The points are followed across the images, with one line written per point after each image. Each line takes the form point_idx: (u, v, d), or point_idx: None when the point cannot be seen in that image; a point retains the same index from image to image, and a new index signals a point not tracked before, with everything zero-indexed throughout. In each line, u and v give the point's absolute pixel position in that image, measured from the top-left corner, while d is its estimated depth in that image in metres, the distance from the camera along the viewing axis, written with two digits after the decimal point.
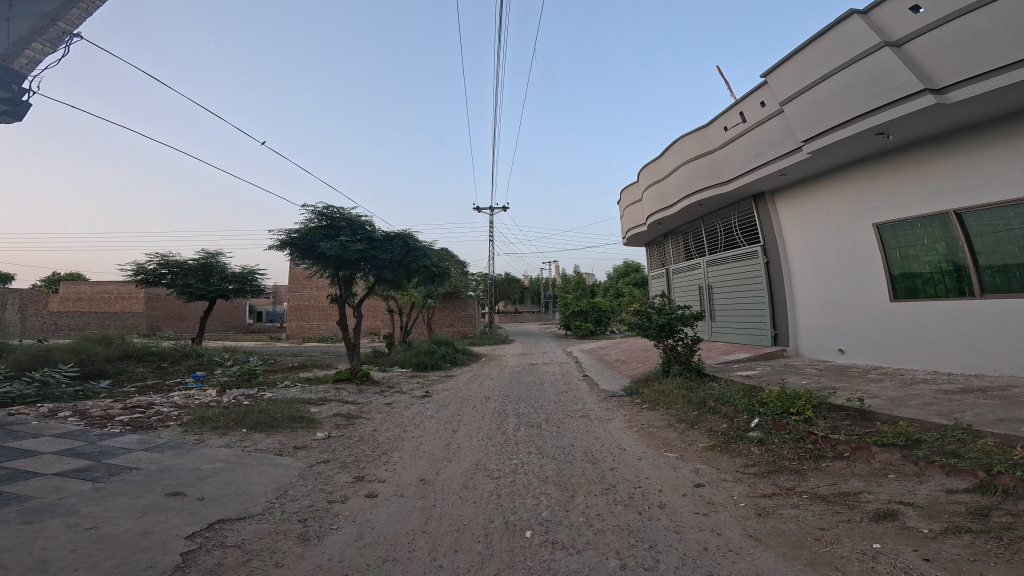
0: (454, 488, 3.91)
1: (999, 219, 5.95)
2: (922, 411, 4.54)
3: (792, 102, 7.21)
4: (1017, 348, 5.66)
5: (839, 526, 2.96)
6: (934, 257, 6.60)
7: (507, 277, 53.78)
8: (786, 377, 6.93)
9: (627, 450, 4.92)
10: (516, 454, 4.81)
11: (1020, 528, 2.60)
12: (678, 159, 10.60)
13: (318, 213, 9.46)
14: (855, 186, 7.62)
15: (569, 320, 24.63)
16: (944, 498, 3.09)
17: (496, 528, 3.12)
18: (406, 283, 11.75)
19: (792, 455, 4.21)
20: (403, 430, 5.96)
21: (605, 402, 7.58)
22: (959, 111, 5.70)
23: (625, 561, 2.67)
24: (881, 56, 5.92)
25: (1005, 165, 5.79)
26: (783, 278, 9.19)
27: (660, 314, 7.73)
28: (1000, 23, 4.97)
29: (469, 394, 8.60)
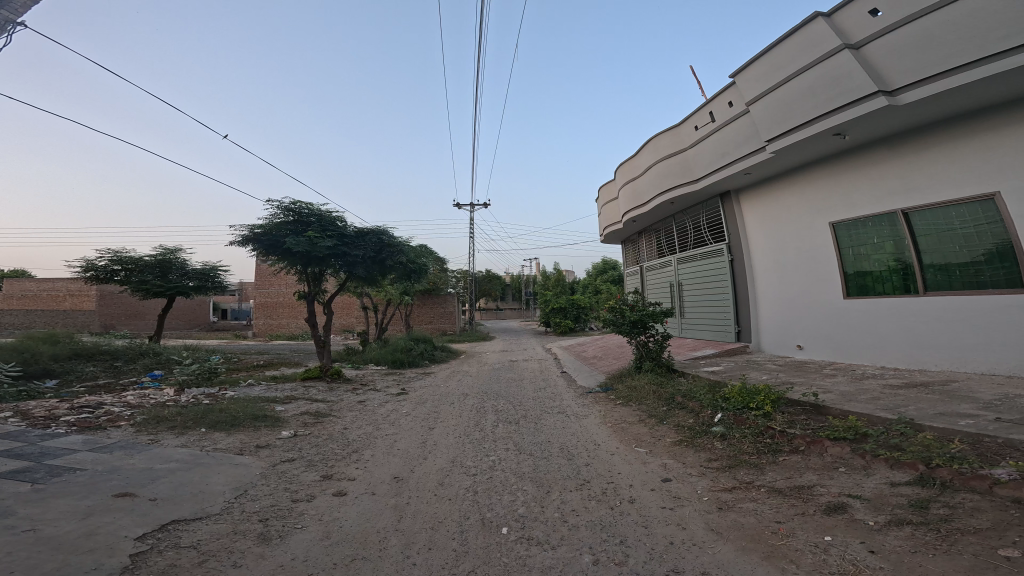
0: (430, 485, 3.90)
1: (941, 220, 6.29)
2: (870, 405, 4.78)
3: (759, 102, 7.42)
4: (955, 343, 6.01)
5: (794, 519, 3.08)
6: (884, 255, 6.92)
7: (486, 274, 53.78)
8: (747, 372, 7.17)
9: (601, 446, 5.00)
10: (494, 451, 4.82)
11: (959, 519, 2.75)
12: (652, 158, 10.78)
13: (285, 208, 9.23)
14: (814, 187, 7.90)
15: (549, 317, 24.80)
16: (888, 490, 3.26)
17: (472, 525, 3.13)
18: (382, 280, 11.60)
19: (752, 449, 4.36)
20: (376, 428, 5.90)
21: (582, 398, 7.67)
22: (908, 113, 5.99)
23: (597, 556, 2.72)
24: (841, 57, 6.15)
25: (949, 167, 6.10)
26: (746, 275, 9.47)
27: (632, 311, 7.86)
28: (950, 26, 5.21)
29: (448, 391, 8.58)
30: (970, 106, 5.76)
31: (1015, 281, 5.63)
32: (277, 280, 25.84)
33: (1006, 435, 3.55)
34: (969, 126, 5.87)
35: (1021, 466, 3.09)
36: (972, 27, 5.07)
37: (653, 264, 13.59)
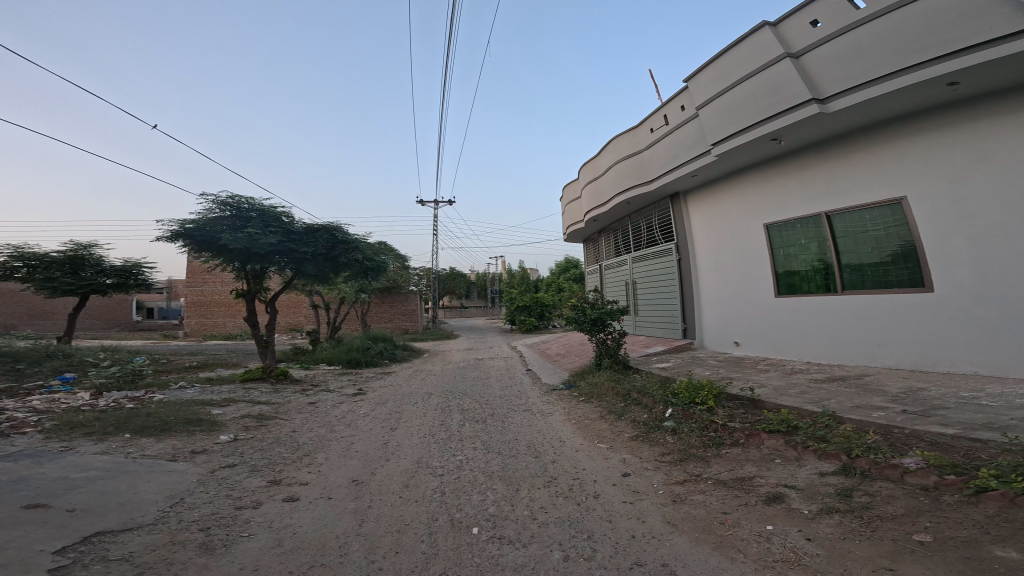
0: (392, 487, 3.82)
1: (858, 223, 6.78)
2: (799, 399, 5.10)
3: (707, 106, 7.73)
4: (868, 340, 6.54)
5: (739, 510, 3.24)
6: (809, 255, 7.40)
7: (448, 273, 53.28)
8: (693, 368, 7.48)
9: (566, 443, 5.06)
10: (460, 451, 4.78)
11: (878, 506, 2.98)
12: (612, 158, 11.05)
13: (221, 203, 8.72)
14: (752, 189, 8.31)
15: (514, 315, 24.86)
16: (817, 480, 3.49)
17: (441, 526, 3.09)
18: (334, 278, 11.24)
19: (699, 443, 4.54)
20: (329, 430, 5.72)
21: (546, 395, 7.75)
22: (838, 121, 6.40)
23: (567, 552, 2.76)
24: (782, 65, 6.50)
25: (867, 172, 6.56)
26: (690, 272, 9.86)
27: (592, 308, 8.00)
28: (876, 39, 5.61)
29: (409, 391, 8.44)
30: (888, 116, 6.22)
31: (917, 281, 6.13)
32: (210, 278, 24.51)
33: (913, 425, 3.87)
34: (886, 135, 6.33)
35: (927, 454, 3.36)
36: (893, 41, 5.47)
37: (610, 262, 13.91)
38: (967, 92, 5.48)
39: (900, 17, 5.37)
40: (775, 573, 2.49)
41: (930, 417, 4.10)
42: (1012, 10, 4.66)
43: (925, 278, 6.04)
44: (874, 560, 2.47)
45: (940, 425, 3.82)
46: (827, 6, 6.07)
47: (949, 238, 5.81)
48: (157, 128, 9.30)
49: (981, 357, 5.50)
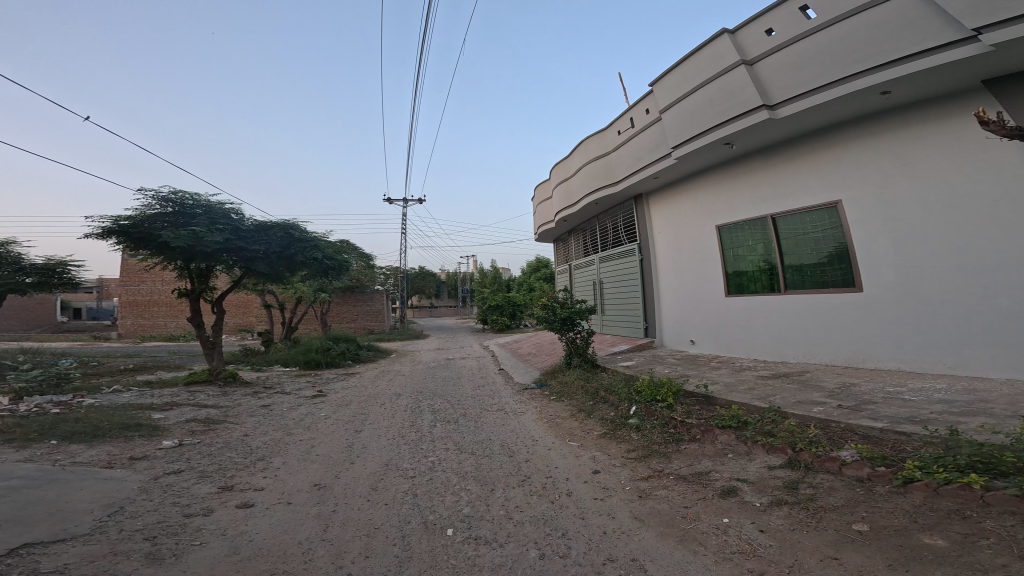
0: (360, 491, 3.73)
1: (800, 226, 7.11)
2: (748, 395, 5.31)
3: (669, 109, 7.93)
4: (808, 338, 6.90)
5: (699, 504, 3.34)
6: (756, 256, 7.72)
7: (416, 272, 52.64)
8: (654, 366, 7.66)
9: (539, 442, 5.08)
10: (432, 451, 4.73)
11: (821, 497, 3.14)
12: (582, 160, 11.20)
13: (162, 198, 8.26)
14: (706, 192, 8.57)
15: (485, 314, 24.79)
16: (767, 473, 3.64)
17: (414, 529, 3.04)
18: (291, 277, 10.91)
19: (660, 439, 4.66)
20: (286, 433, 5.55)
21: (518, 394, 7.76)
22: (786, 127, 6.68)
23: (543, 550, 2.77)
24: (737, 72, 6.73)
25: (810, 177, 6.88)
26: (650, 272, 10.11)
27: (563, 307, 8.05)
28: (823, 49, 5.86)
29: (375, 392, 8.29)
30: (831, 122, 6.51)
31: (849, 282, 6.50)
32: (148, 277, 23.36)
33: (847, 419, 4.11)
34: (827, 141, 6.63)
35: (861, 447, 3.56)
36: (837, 51, 5.73)
37: (579, 262, 14.09)
38: (898, 101, 5.79)
39: (842, 29, 5.63)
40: (733, 564, 2.58)
41: (862, 411, 4.35)
42: (941, 22, 4.90)
43: (856, 279, 6.40)
44: (822, 550, 2.59)
45: (870, 419, 4.07)
46: (781, 15, 6.26)
47: (877, 241, 6.17)
48: (89, 119, 8.70)
49: (904, 353, 5.89)
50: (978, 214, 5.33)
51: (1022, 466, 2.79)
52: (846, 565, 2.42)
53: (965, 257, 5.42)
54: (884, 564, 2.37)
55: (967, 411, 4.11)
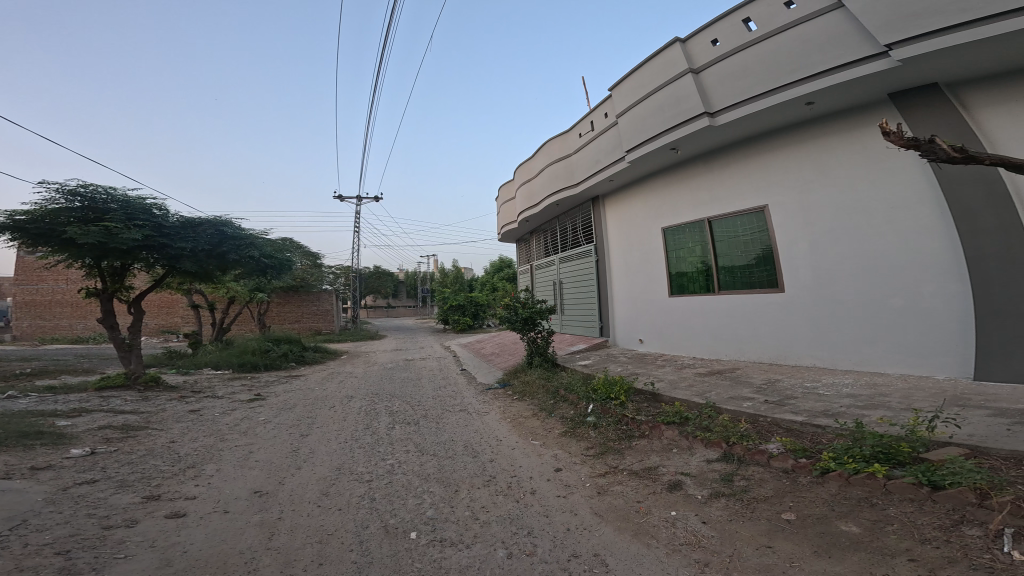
0: (308, 497, 3.61)
1: (733, 229, 7.47)
2: (688, 392, 5.55)
3: (624, 114, 8.15)
4: (738, 337, 7.28)
5: (650, 498, 3.44)
6: (694, 258, 8.05)
7: (372, 271, 51.54)
8: (610, 364, 7.86)
9: (503, 441, 5.08)
10: (391, 454, 4.64)
11: (753, 489, 3.31)
12: (545, 161, 11.32)
13: (70, 191, 7.64)
14: (654, 195, 8.85)
15: (447, 314, 24.55)
16: (705, 467, 3.80)
17: (373, 534, 2.98)
18: (220, 276, 10.42)
19: (614, 436, 4.77)
20: (218, 439, 5.29)
21: (482, 395, 7.72)
22: (724, 134, 7.00)
23: (510, 549, 2.77)
24: (684, 80, 6.99)
25: (743, 182, 7.23)
26: (604, 272, 10.33)
27: (524, 307, 8.07)
28: (760, 60, 6.15)
29: (321, 394, 8.03)
30: (764, 131, 6.86)
31: (773, 282, 6.90)
32: (48, 275, 21.60)
33: (773, 414, 4.39)
34: (760, 149, 6.99)
35: (786, 440, 3.79)
36: (772, 62, 6.02)
37: (540, 262, 14.24)
38: (822, 111, 6.17)
39: (777, 42, 5.94)
40: (682, 555, 2.67)
41: (783, 405, 4.63)
42: (860, 39, 5.23)
43: (779, 279, 6.81)
44: (757, 539, 2.73)
45: (792, 413, 4.36)
46: (725, 27, 6.54)
47: (796, 244, 6.60)
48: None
49: (820, 350, 6.32)
50: (882, 220, 5.76)
51: (916, 456, 3.07)
52: (779, 553, 2.56)
53: (870, 259, 5.86)
54: (811, 551, 2.53)
55: (869, 404, 4.46)
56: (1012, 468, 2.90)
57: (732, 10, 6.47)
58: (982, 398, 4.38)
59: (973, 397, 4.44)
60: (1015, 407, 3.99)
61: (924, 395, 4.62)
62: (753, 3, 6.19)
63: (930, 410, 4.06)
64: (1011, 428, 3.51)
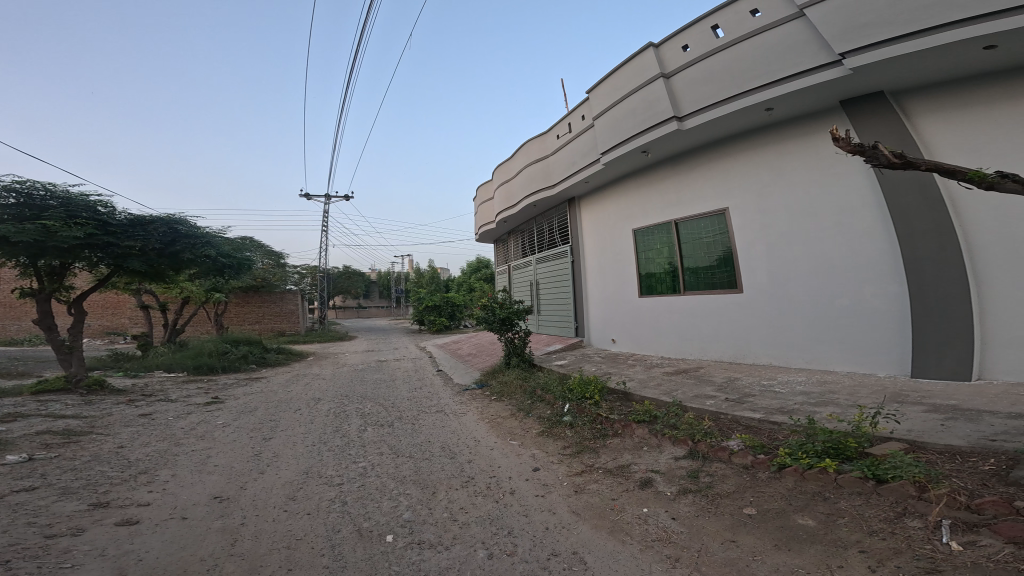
0: (274, 502, 3.52)
1: (696, 231, 7.64)
2: (657, 391, 5.65)
3: (599, 117, 8.24)
4: (700, 336, 7.47)
5: (624, 495, 3.49)
6: (662, 259, 8.20)
7: (345, 271, 50.73)
8: (586, 364, 7.94)
9: (481, 441, 5.08)
10: (363, 457, 4.57)
11: (717, 485, 3.40)
12: (524, 162, 11.35)
13: (5, 187, 7.28)
14: (625, 197, 8.97)
15: (423, 315, 24.37)
16: (674, 464, 3.87)
17: (346, 537, 2.93)
18: (172, 275, 10.11)
19: (590, 435, 4.81)
20: (173, 444, 5.10)
21: (459, 396, 7.68)
22: (692, 137, 7.15)
23: (491, 550, 2.77)
24: (655, 84, 7.11)
25: (707, 185, 7.41)
26: (580, 273, 10.41)
27: (501, 308, 8.06)
28: (726, 67, 6.29)
29: (286, 397, 7.84)
30: (730, 135, 7.02)
31: (733, 283, 7.09)
32: None
33: (733, 412, 4.53)
34: (724, 152, 7.15)
35: (745, 436, 3.89)
36: (737, 69, 6.16)
37: (517, 262, 14.29)
38: (784, 117, 6.35)
39: (742, 49, 6.09)
40: (654, 551, 2.72)
41: (743, 403, 4.79)
42: (817, 48, 5.42)
43: (738, 280, 7.01)
44: (722, 533, 2.82)
45: (750, 410, 4.53)
46: (696, 32, 6.67)
47: (753, 247, 6.81)
48: None
49: (776, 349, 6.53)
50: (832, 222, 5.98)
51: (862, 450, 3.19)
52: (743, 547, 2.66)
53: (822, 261, 6.08)
54: (772, 544, 2.63)
55: (821, 401, 4.64)
56: (947, 461, 3.06)
57: (702, 16, 6.61)
58: (920, 395, 4.60)
59: (911, 393, 4.66)
60: (951, 403, 4.20)
61: (867, 392, 4.83)
62: (722, 10, 6.33)
63: (872, 406, 4.26)
64: (946, 423, 3.71)
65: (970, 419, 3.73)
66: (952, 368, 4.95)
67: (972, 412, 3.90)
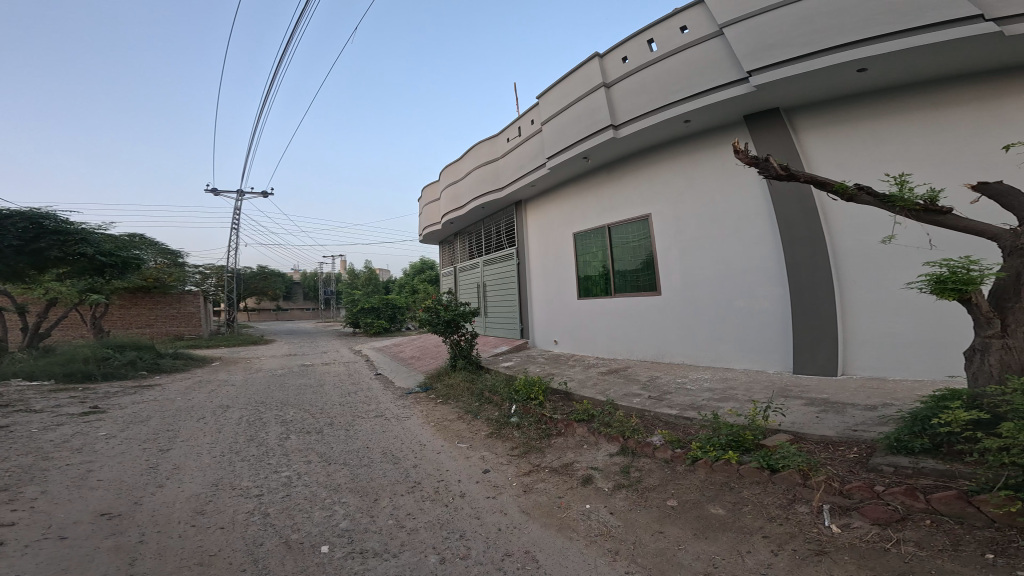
0: (179, 516, 3.23)
1: (624, 236, 7.91)
2: (592, 390, 5.78)
3: (547, 122, 8.35)
4: (628, 337, 7.75)
5: (568, 493, 3.54)
6: (597, 261, 8.43)
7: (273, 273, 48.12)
8: (531, 365, 8.01)
9: (426, 445, 4.98)
10: (287, 466, 4.33)
11: (645, 478, 3.53)
12: (472, 164, 11.29)
13: None
14: (567, 202, 9.14)
15: (357, 317, 23.58)
16: (608, 460, 3.97)
17: (274, 551, 2.76)
18: (37, 275, 9.41)
19: (535, 435, 4.84)
20: (49, 458, 4.54)
21: (401, 399, 7.48)
22: (626, 146, 7.39)
23: (443, 554, 2.70)
24: (598, 92, 7.29)
25: (635, 192, 7.69)
26: (525, 275, 10.49)
27: (446, 310, 7.96)
28: (657, 78, 6.53)
29: (191, 405, 7.22)
30: (658, 145, 7.30)
31: (653, 286, 7.39)
32: None
33: (656, 408, 4.75)
34: (652, 161, 7.41)
35: (665, 432, 4.07)
36: (665, 81, 6.43)
37: (463, 264, 14.13)
38: (705, 130, 6.67)
39: (671, 63, 6.37)
40: (598, 546, 2.77)
41: (663, 400, 5.03)
42: (730, 65, 5.77)
43: (657, 283, 7.33)
44: (651, 525, 2.93)
45: (669, 407, 4.77)
46: (635, 45, 6.90)
47: (668, 252, 7.16)
48: None
49: (688, 349, 6.88)
50: (735, 230, 6.39)
51: (758, 443, 3.42)
52: (669, 537, 2.78)
53: (727, 265, 6.47)
54: (692, 533, 2.78)
55: (723, 397, 4.94)
56: (822, 450, 3.34)
57: (641, 30, 6.86)
58: (799, 389, 5.01)
59: (791, 388, 5.07)
60: (823, 397, 4.61)
61: (760, 387, 5.20)
62: (657, 25, 6.60)
63: (764, 401, 4.61)
64: (820, 415, 4.06)
65: (837, 411, 4.10)
66: (823, 363, 5.49)
67: (837, 405, 4.29)
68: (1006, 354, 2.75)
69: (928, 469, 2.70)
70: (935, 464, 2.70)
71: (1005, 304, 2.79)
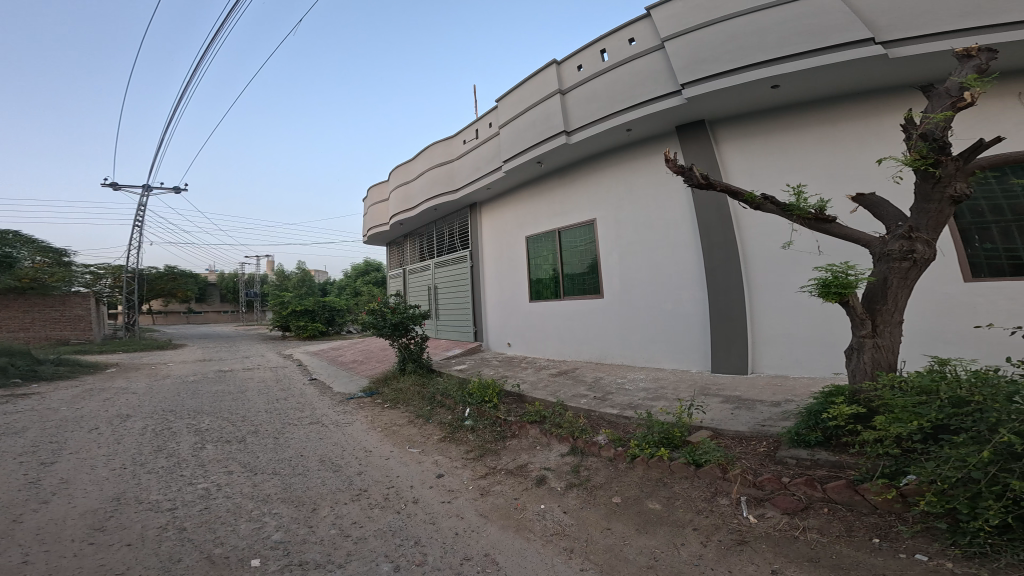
0: (76, 534, 2.94)
1: (573, 240, 8.01)
2: (545, 392, 5.80)
3: (504, 126, 8.35)
4: (574, 339, 7.86)
5: (524, 494, 3.51)
6: (548, 264, 8.50)
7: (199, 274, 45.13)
8: (483, 368, 7.96)
9: (373, 451, 4.81)
10: (203, 478, 4.04)
11: (593, 477, 3.57)
12: (426, 165, 11.11)
13: None
14: (521, 206, 9.16)
15: (289, 319, 22.46)
16: (560, 460, 3.98)
17: (197, 567, 2.56)
18: None
19: (490, 438, 4.79)
20: None
21: (341, 405, 7.19)
22: (575, 152, 7.50)
23: (397, 562, 2.60)
24: (552, 98, 7.37)
25: (583, 197, 7.81)
26: (478, 278, 10.41)
27: (393, 314, 7.76)
28: (605, 87, 6.66)
29: (85, 417, 6.56)
30: (604, 152, 7.44)
31: (597, 289, 7.53)
32: None
33: (601, 408, 4.83)
34: (598, 168, 7.55)
35: (609, 431, 4.12)
36: (612, 90, 6.57)
37: (414, 266, 13.86)
38: (647, 139, 6.86)
39: (618, 73, 6.52)
40: (554, 545, 2.76)
41: (606, 400, 5.12)
42: (667, 78, 5.98)
43: (600, 286, 7.47)
44: (599, 522, 2.96)
45: (612, 406, 4.86)
46: (589, 54, 7.02)
47: (609, 255, 7.34)
48: None
49: (626, 350, 7.05)
50: (664, 236, 6.62)
51: (685, 439, 3.48)
52: (615, 533, 2.81)
53: (659, 270, 6.68)
54: (635, 527, 2.83)
55: (655, 395, 5.09)
56: (737, 445, 3.49)
57: (595, 40, 6.99)
58: (717, 387, 5.24)
59: (711, 385, 5.30)
60: (736, 394, 4.83)
61: (685, 386, 5.39)
62: (609, 36, 6.74)
63: (686, 399, 4.76)
64: (734, 411, 4.25)
65: (748, 408, 4.30)
66: (736, 363, 5.77)
67: (747, 401, 4.52)
68: (876, 353, 2.99)
69: (823, 460, 2.89)
70: (828, 456, 2.90)
71: (874, 305, 3.02)
